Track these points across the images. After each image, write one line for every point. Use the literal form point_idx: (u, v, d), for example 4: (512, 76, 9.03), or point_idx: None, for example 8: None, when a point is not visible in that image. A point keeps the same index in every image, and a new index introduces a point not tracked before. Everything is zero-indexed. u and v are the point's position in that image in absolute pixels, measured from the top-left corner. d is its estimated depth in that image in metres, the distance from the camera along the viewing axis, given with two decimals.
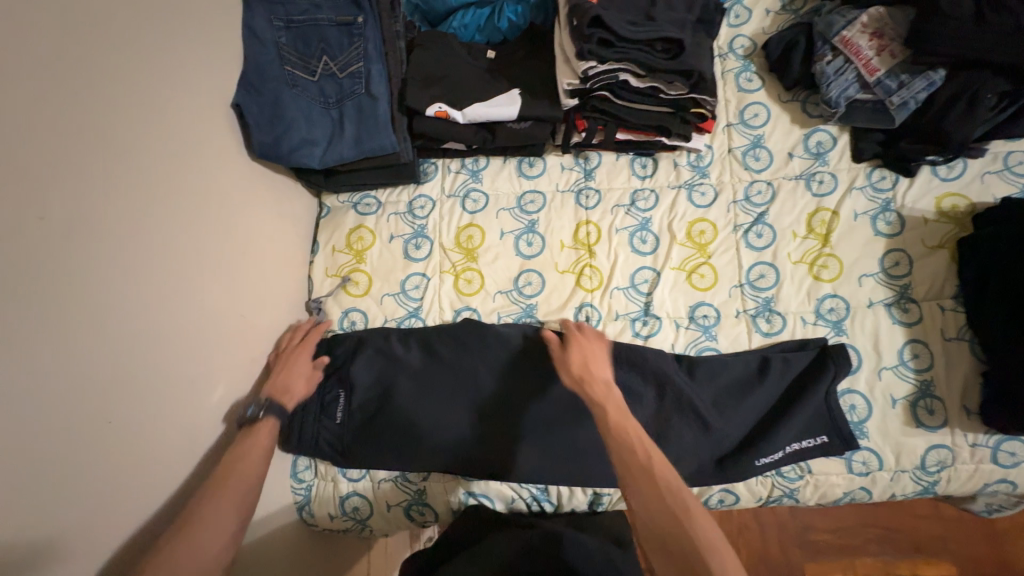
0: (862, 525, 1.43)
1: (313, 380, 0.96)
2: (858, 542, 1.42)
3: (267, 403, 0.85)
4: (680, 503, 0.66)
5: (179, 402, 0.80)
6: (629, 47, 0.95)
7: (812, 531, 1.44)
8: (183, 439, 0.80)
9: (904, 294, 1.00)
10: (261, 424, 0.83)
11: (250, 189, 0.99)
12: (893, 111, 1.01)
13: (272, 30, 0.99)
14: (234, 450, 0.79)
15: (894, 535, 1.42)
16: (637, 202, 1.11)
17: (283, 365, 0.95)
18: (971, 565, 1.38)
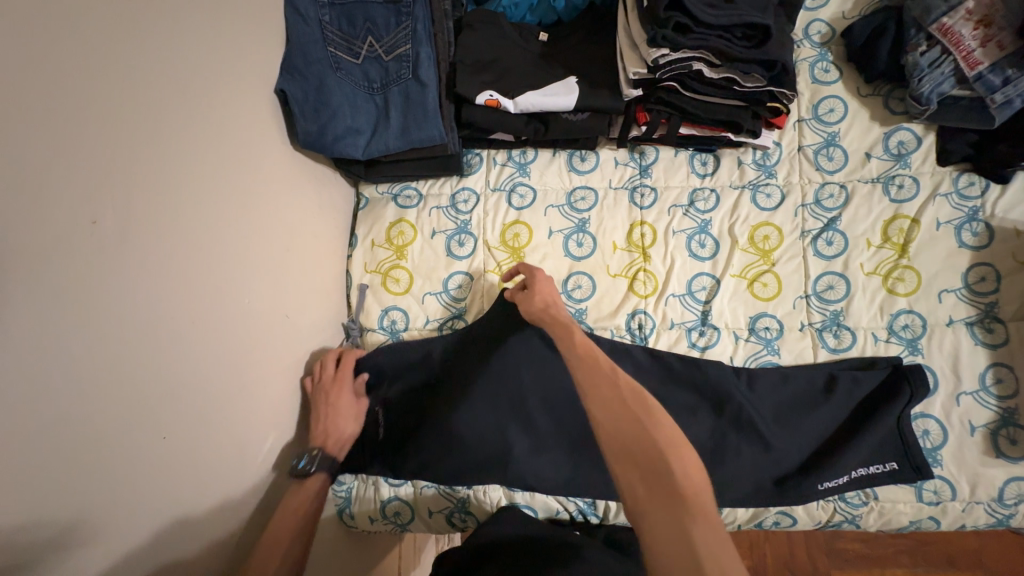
0: (893, 536, 1.38)
1: (361, 417, 0.94)
2: (888, 552, 1.38)
3: (315, 457, 0.85)
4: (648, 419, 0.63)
5: (228, 409, 0.77)
6: (707, 34, 0.86)
7: (841, 539, 1.40)
8: (232, 446, 0.78)
9: (989, 313, 0.92)
10: (313, 479, 0.83)
11: (290, 180, 0.94)
12: (994, 110, 0.91)
13: (315, 6, 0.91)
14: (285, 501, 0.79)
15: (927, 547, 1.37)
16: (696, 203, 1.03)
17: (325, 408, 0.91)
18: None
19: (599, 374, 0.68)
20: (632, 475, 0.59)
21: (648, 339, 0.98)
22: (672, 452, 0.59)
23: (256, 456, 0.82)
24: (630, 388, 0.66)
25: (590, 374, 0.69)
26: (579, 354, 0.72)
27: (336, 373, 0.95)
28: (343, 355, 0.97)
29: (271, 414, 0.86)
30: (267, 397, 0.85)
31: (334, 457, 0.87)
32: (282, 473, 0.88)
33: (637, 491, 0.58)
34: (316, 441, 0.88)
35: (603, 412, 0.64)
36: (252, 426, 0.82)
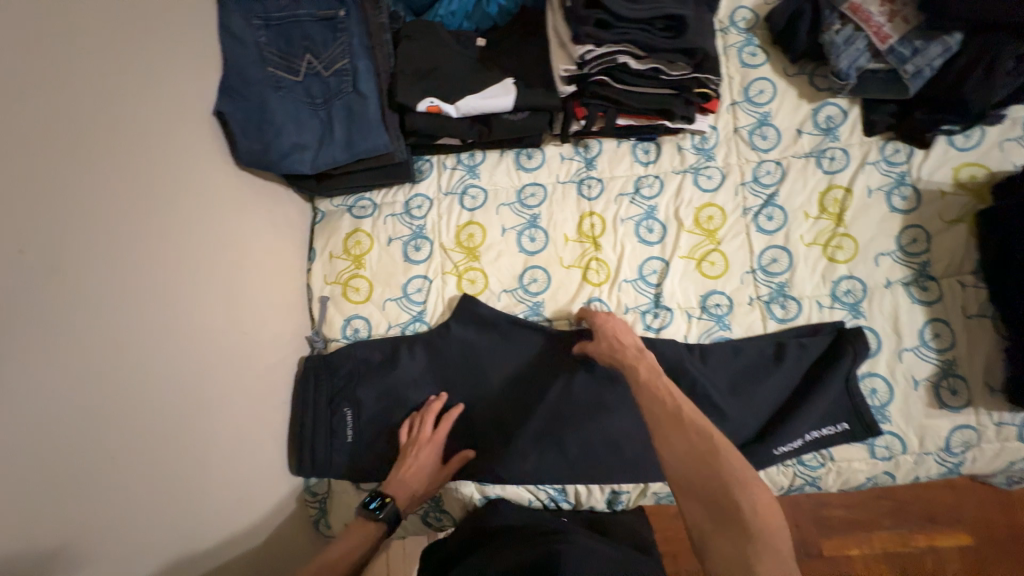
0: (874, 499, 1.43)
1: (435, 486, 0.92)
2: (873, 516, 1.42)
3: (386, 505, 0.85)
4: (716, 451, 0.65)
5: (183, 425, 0.78)
6: (629, 27, 0.89)
7: (827, 508, 1.43)
8: (191, 462, 0.78)
9: (923, 272, 0.96)
10: (375, 524, 0.85)
11: (239, 199, 0.95)
12: (907, 80, 0.96)
13: (251, 29, 0.93)
14: (339, 544, 0.83)
15: (908, 507, 1.42)
16: (641, 189, 1.07)
17: (411, 461, 0.90)
18: (983, 529, 1.40)
19: (678, 431, 0.68)
20: (700, 509, 0.63)
21: None
22: (746, 496, 0.62)
23: (218, 472, 0.83)
24: (713, 449, 0.65)
25: (673, 439, 0.68)
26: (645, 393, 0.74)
27: (434, 432, 0.93)
28: (445, 415, 0.95)
29: (233, 429, 0.86)
30: (228, 412, 0.86)
31: (400, 512, 0.87)
32: (247, 488, 0.88)
33: (705, 523, 0.62)
34: (391, 489, 0.88)
35: (671, 450, 0.67)
36: (211, 442, 0.82)
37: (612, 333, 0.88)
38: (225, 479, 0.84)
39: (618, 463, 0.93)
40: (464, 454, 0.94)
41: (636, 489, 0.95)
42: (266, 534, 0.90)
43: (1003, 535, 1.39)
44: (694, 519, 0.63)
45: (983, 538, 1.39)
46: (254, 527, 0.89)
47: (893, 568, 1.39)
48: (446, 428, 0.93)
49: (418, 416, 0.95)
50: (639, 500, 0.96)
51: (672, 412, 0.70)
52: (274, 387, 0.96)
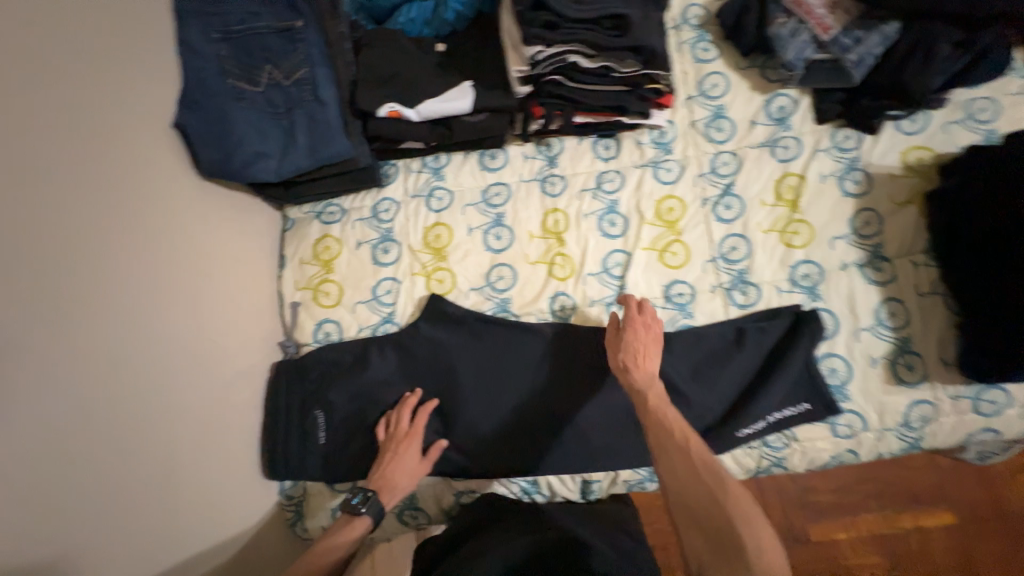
0: (859, 482, 1.44)
1: (416, 479, 0.91)
2: (858, 500, 1.43)
3: (366, 498, 0.86)
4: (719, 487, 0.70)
5: (150, 433, 0.79)
6: (575, 27, 0.91)
7: (813, 494, 1.45)
8: (158, 468, 0.79)
9: (876, 253, 0.99)
10: (359, 520, 0.85)
11: (204, 209, 0.97)
12: (852, 69, 0.99)
13: (210, 43, 0.95)
14: (331, 538, 0.85)
15: (892, 490, 1.43)
16: (603, 184, 1.10)
17: (391, 456, 0.91)
18: (967, 509, 1.42)
19: (685, 466, 0.73)
20: (700, 541, 0.69)
21: (571, 318, 1.02)
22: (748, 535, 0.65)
23: (187, 478, 0.83)
24: (719, 488, 0.69)
25: (679, 472, 0.73)
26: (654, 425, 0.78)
27: (411, 426, 0.94)
28: (420, 409, 0.95)
29: (202, 435, 0.87)
30: (196, 419, 0.87)
31: (383, 505, 0.87)
32: (218, 493, 0.89)
33: (703, 554, 0.68)
34: (373, 484, 0.89)
35: (676, 483, 0.72)
36: (179, 449, 0.83)
37: (638, 346, 0.86)
38: (195, 484, 0.85)
39: (586, 452, 0.94)
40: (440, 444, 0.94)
41: (607, 478, 0.97)
42: (239, 538, 0.91)
43: (987, 514, 1.41)
44: (693, 549, 0.69)
45: (968, 517, 1.41)
46: (227, 532, 0.89)
47: (880, 550, 1.40)
48: (422, 421, 0.94)
49: (394, 411, 0.95)
50: (612, 488, 0.98)
51: (682, 447, 0.74)
52: (244, 394, 0.97)
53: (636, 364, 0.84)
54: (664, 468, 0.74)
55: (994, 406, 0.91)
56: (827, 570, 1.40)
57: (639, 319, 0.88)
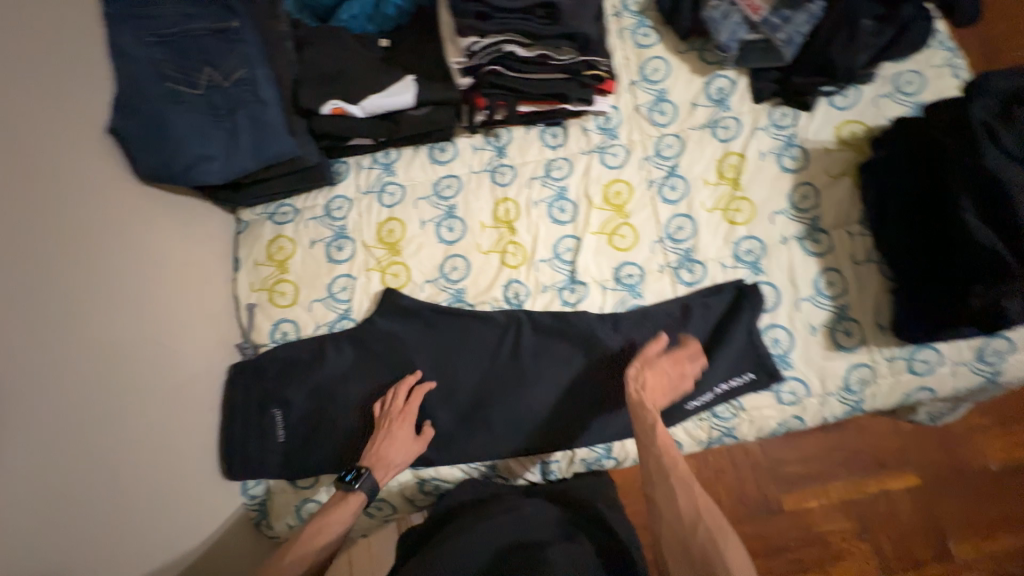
0: (827, 451, 1.49)
1: (412, 456, 0.92)
2: (828, 467, 1.48)
3: (360, 474, 0.87)
4: (721, 543, 0.73)
5: (101, 440, 0.78)
6: (507, 17, 0.94)
7: (785, 465, 1.49)
8: (113, 475, 0.79)
9: (815, 225, 1.02)
10: (353, 496, 0.86)
11: (146, 214, 0.97)
12: (782, 47, 1.03)
13: (143, 46, 0.93)
14: (323, 517, 0.85)
15: (858, 455, 1.49)
16: (551, 172, 1.11)
17: (384, 433, 0.91)
18: (930, 469, 1.47)
19: (690, 509, 0.77)
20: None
21: (525, 304, 1.04)
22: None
23: (146, 483, 0.83)
24: (719, 534, 0.74)
25: (683, 512, 0.77)
26: (663, 463, 0.80)
27: (406, 404, 0.94)
28: (416, 388, 0.95)
29: (157, 440, 0.87)
30: (151, 425, 0.87)
31: (377, 481, 0.88)
32: (179, 497, 0.89)
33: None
34: (367, 461, 0.89)
35: (675, 519, 0.77)
36: (133, 455, 0.82)
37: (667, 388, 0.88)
38: (152, 489, 0.84)
39: (542, 434, 0.97)
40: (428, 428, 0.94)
41: (565, 458, 0.99)
42: (202, 541, 0.91)
43: (948, 472, 1.47)
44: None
45: (931, 477, 1.46)
46: (190, 536, 0.89)
47: (850, 516, 1.44)
48: (416, 402, 0.94)
49: (391, 390, 0.96)
50: (570, 468, 1.00)
51: (687, 487, 0.78)
52: (200, 397, 0.97)
53: (656, 398, 0.86)
54: (666, 503, 0.79)
55: (928, 365, 0.95)
56: (802, 539, 1.43)
57: (682, 361, 0.90)
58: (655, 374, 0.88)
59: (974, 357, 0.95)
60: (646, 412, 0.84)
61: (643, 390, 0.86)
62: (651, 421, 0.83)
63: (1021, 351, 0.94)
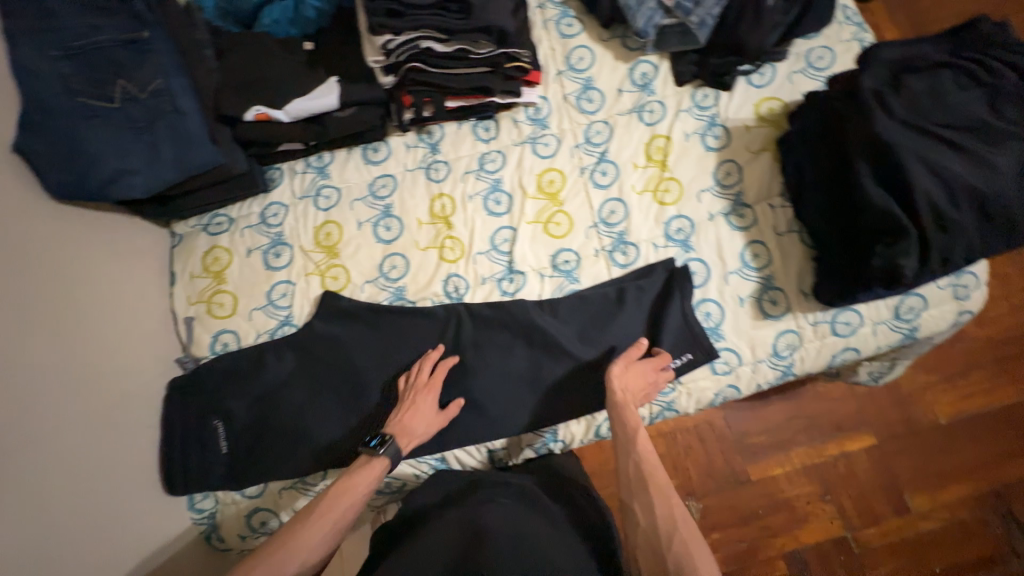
0: (788, 420, 1.50)
1: (433, 428, 0.92)
2: (790, 435, 1.49)
3: (386, 438, 0.86)
4: (693, 550, 0.73)
5: (26, 464, 0.76)
6: (420, 14, 0.96)
7: (751, 436, 1.49)
8: (41, 499, 0.77)
9: (739, 200, 1.06)
10: (377, 461, 0.85)
11: (65, 233, 0.95)
12: (696, 30, 1.07)
13: (49, 61, 0.89)
14: (348, 479, 0.84)
15: (819, 420, 1.49)
16: (485, 165, 1.12)
17: (408, 404, 0.92)
18: (886, 431, 1.48)
19: (666, 517, 0.77)
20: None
21: (465, 297, 1.05)
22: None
23: (76, 506, 0.81)
24: (692, 543, 0.73)
25: (657, 518, 0.77)
26: (641, 468, 0.82)
27: (430, 377, 0.95)
28: (440, 363, 0.96)
29: (90, 461, 0.85)
30: (82, 445, 0.85)
31: (401, 449, 0.88)
32: (117, 517, 0.87)
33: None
34: (392, 429, 0.89)
35: (650, 525, 0.78)
36: (64, 479, 0.81)
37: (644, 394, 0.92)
38: (87, 510, 0.83)
39: (486, 422, 0.99)
40: (461, 401, 0.95)
41: (511, 444, 1.02)
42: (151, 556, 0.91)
43: (903, 432, 1.48)
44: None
45: (888, 438, 1.48)
46: (131, 555, 0.87)
47: (812, 479, 1.45)
48: (441, 376, 0.95)
49: (416, 364, 0.97)
50: (517, 454, 1.04)
51: (664, 494, 0.79)
52: (140, 414, 0.96)
53: (637, 403, 0.90)
54: (642, 507, 0.80)
55: (850, 327, 0.99)
56: (768, 506, 1.44)
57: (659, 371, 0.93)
58: (636, 376, 0.92)
59: (891, 316, 1.00)
60: (626, 414, 0.87)
61: (624, 391, 0.90)
62: (630, 424, 0.86)
63: (932, 307, 1.00)
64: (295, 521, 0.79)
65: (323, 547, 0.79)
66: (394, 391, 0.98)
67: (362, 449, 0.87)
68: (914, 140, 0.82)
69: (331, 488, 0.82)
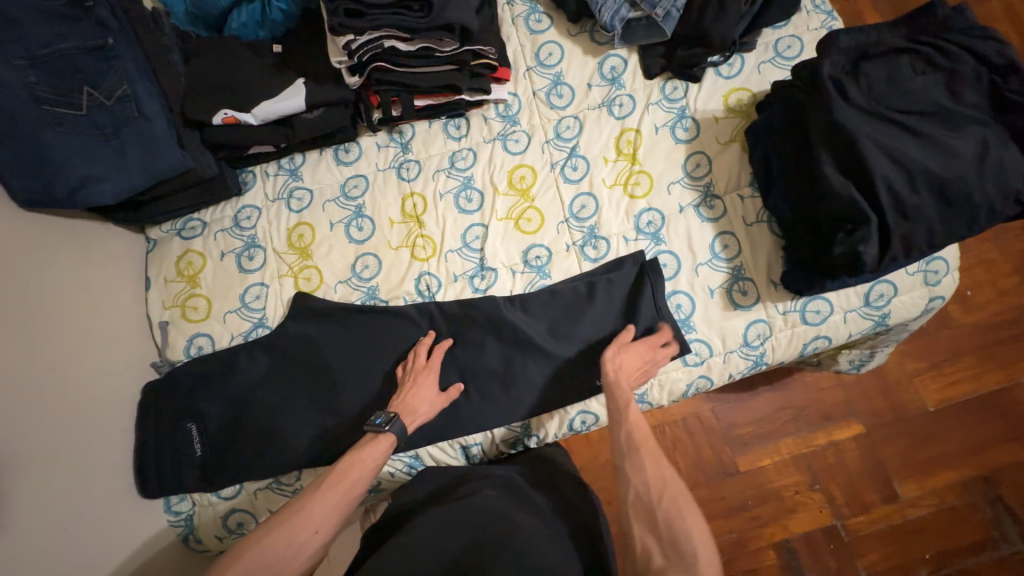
0: (776, 411, 1.49)
1: (435, 408, 0.93)
2: (777, 425, 1.48)
3: (392, 416, 0.87)
4: (683, 506, 0.77)
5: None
6: (381, 14, 0.96)
7: (739, 427, 1.49)
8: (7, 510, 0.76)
9: (708, 192, 1.06)
10: (382, 439, 0.86)
11: (32, 241, 0.94)
12: (662, 22, 1.08)
13: (14, 70, 0.87)
14: (355, 454, 0.84)
15: (807, 410, 1.49)
16: (456, 163, 1.12)
17: (409, 385, 0.93)
18: (874, 420, 1.47)
19: (657, 479, 0.80)
20: (654, 544, 0.75)
21: (437, 295, 1.05)
22: (699, 547, 0.72)
23: (39, 517, 0.80)
24: (682, 503, 0.77)
25: (650, 481, 0.80)
26: (633, 436, 0.84)
27: (428, 361, 0.97)
28: (436, 347, 0.98)
29: (61, 470, 0.85)
30: (55, 453, 0.85)
31: (405, 426, 0.88)
32: (89, 524, 0.87)
33: (654, 553, 0.74)
34: (395, 408, 0.90)
35: (643, 487, 0.80)
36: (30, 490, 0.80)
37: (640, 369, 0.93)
38: (57, 518, 0.83)
39: (459, 419, 1.00)
40: (459, 386, 0.97)
41: (485, 440, 1.03)
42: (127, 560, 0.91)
43: (892, 420, 1.47)
44: (643, 547, 0.76)
45: (876, 427, 1.47)
46: (104, 563, 0.87)
47: (801, 469, 1.45)
48: (439, 358, 0.97)
49: (411, 352, 0.98)
50: (490, 450, 1.05)
51: (655, 458, 0.82)
52: (114, 418, 0.97)
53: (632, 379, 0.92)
54: (635, 471, 0.82)
55: (820, 315, 0.99)
56: (757, 497, 1.44)
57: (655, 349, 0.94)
58: (631, 356, 0.93)
59: (861, 303, 1.00)
60: (618, 390, 0.89)
61: (618, 370, 0.91)
62: (625, 398, 0.88)
63: (903, 294, 1.00)
64: (305, 493, 0.80)
65: (329, 520, 0.78)
66: (394, 377, 0.99)
67: (368, 428, 0.87)
68: (872, 126, 0.84)
69: (338, 464, 0.82)
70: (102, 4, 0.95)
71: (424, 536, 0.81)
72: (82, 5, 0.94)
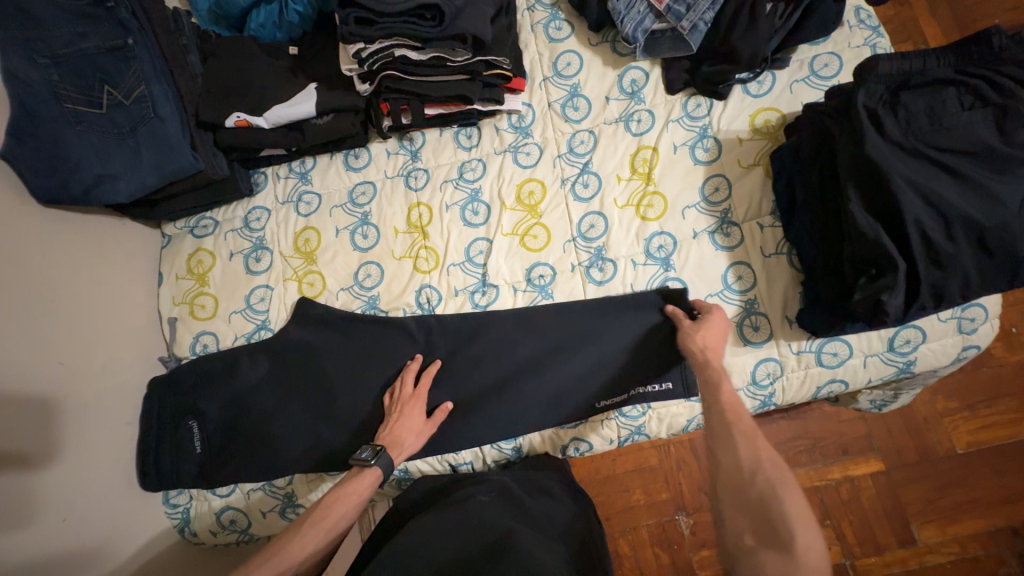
0: (789, 440, 1.41)
1: (422, 438, 0.92)
2: (789, 456, 1.41)
3: (377, 450, 0.86)
4: (780, 488, 0.63)
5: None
6: (394, 22, 0.96)
7: None
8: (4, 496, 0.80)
9: (726, 218, 1.00)
10: (369, 471, 0.84)
11: (49, 236, 0.97)
12: (687, 36, 1.02)
13: (37, 69, 0.90)
14: (342, 488, 0.83)
15: (822, 442, 1.41)
16: (464, 174, 1.10)
17: (395, 417, 0.93)
18: (896, 459, 1.38)
19: (750, 456, 0.68)
20: (745, 527, 0.63)
21: (436, 309, 1.03)
22: (798, 532, 0.59)
23: (45, 500, 0.85)
24: (780, 484, 0.63)
25: (741, 458, 0.68)
26: (725, 413, 0.74)
27: (415, 389, 0.96)
28: (424, 373, 0.98)
29: (62, 457, 0.89)
30: (59, 441, 0.89)
31: (392, 460, 0.87)
32: (86, 509, 0.91)
33: (746, 536, 0.62)
34: (384, 440, 0.90)
35: (732, 465, 0.68)
36: (29, 475, 0.84)
37: (716, 343, 0.87)
38: (52, 504, 0.86)
39: (450, 436, 0.99)
40: (447, 405, 0.96)
41: (476, 457, 1.02)
42: (123, 546, 0.95)
43: (917, 462, 1.38)
44: (732, 526, 0.64)
45: (898, 468, 1.38)
46: (98, 546, 0.91)
47: (812, 504, 1.37)
48: (426, 386, 0.96)
49: (398, 378, 0.98)
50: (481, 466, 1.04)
51: (749, 434, 0.70)
52: (125, 409, 1.01)
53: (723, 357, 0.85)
54: (723, 448, 0.71)
55: (837, 358, 0.93)
56: None
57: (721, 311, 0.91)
58: (715, 335, 0.88)
59: (884, 348, 0.93)
60: (710, 370, 0.82)
61: (706, 349, 0.86)
62: (714, 374, 0.81)
63: (932, 341, 0.92)
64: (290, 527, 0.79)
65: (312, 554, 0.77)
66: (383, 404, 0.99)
67: (355, 464, 0.86)
68: (905, 163, 0.77)
69: (326, 498, 0.81)
70: (124, 4, 0.95)
71: (426, 541, 0.79)
72: (105, 5, 0.94)
